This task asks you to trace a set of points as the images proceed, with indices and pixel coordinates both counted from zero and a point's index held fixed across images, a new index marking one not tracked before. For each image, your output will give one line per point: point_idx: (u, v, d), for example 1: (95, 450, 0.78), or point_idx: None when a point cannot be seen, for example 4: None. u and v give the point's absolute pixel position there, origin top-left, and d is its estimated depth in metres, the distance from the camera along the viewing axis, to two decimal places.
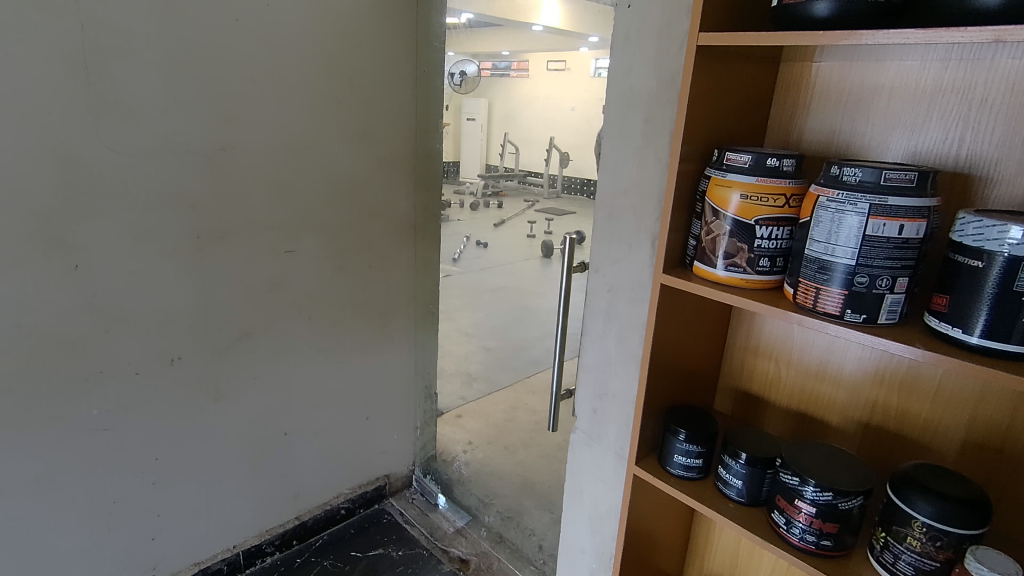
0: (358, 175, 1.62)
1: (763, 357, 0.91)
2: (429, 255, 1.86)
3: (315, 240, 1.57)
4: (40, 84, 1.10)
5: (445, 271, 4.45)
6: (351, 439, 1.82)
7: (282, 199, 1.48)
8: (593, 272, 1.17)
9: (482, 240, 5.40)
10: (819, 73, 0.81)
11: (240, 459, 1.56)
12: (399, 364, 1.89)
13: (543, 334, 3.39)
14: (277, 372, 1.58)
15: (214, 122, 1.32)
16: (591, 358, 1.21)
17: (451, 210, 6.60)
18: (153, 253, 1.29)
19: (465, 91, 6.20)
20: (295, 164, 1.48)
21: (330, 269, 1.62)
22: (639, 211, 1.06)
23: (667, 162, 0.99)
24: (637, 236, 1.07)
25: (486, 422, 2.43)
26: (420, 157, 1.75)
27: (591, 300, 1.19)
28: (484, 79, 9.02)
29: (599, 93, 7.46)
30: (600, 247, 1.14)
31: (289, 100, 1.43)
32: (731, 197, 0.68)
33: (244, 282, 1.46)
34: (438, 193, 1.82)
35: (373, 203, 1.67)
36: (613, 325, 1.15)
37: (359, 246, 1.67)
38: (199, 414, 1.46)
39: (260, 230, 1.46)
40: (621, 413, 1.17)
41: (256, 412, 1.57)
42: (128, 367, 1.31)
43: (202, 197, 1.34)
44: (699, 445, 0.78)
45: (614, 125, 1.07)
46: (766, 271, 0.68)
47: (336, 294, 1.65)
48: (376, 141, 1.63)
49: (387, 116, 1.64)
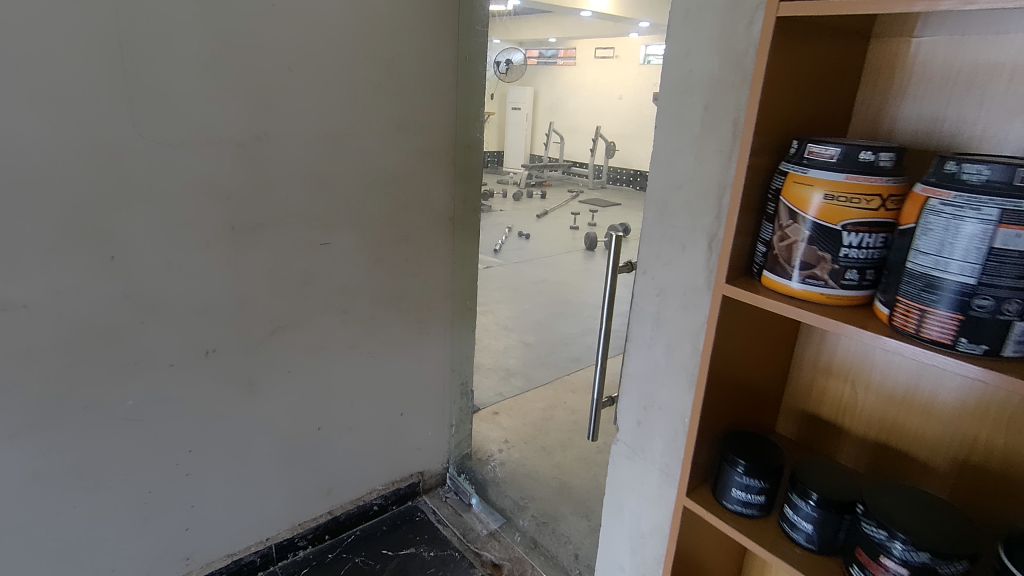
0: (395, 166, 1.56)
1: (837, 378, 0.80)
2: (468, 249, 1.79)
3: (350, 233, 1.53)
4: (75, 72, 1.08)
5: (486, 262, 4.39)
6: (384, 435, 1.79)
7: (318, 190, 1.44)
8: (641, 273, 1.07)
9: (524, 231, 5.31)
10: (919, 50, 0.69)
11: (273, 453, 1.55)
12: (434, 361, 1.84)
13: (584, 330, 3.29)
14: (312, 365, 1.55)
15: (249, 111, 1.29)
16: (637, 367, 1.12)
17: (494, 200, 6.52)
18: (187, 244, 1.27)
19: (510, 79, 6.12)
20: (331, 154, 1.44)
21: (365, 263, 1.58)
22: (696, 208, 0.95)
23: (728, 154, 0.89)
24: (692, 236, 0.97)
25: (523, 420, 2.36)
26: (460, 148, 1.68)
27: (636, 304, 1.10)
28: (530, 68, 8.89)
29: (648, 80, 7.22)
30: (649, 247, 1.05)
31: (326, 88, 1.39)
32: (812, 197, 0.58)
33: (279, 275, 1.43)
34: (477, 184, 1.75)
35: (410, 197, 1.61)
36: (661, 332, 1.06)
37: (397, 238, 1.62)
38: (233, 407, 1.44)
39: (295, 222, 1.43)
40: (669, 427, 1.08)
41: (290, 407, 1.55)
42: (163, 358, 1.30)
43: (237, 188, 1.31)
44: (761, 479, 0.69)
45: (667, 114, 0.97)
46: (853, 286, 0.58)
47: (371, 289, 1.61)
48: (415, 130, 1.57)
49: (426, 105, 1.57)
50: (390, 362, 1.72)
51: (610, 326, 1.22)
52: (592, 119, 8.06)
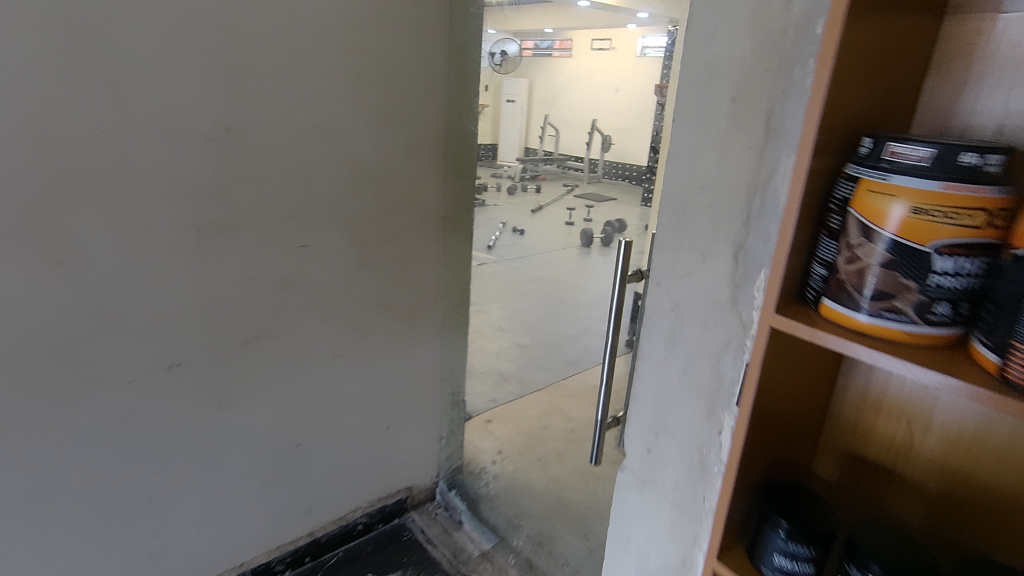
0: (381, 161, 1.43)
1: (888, 416, 0.71)
2: (460, 250, 1.67)
3: (332, 234, 1.40)
4: (12, 51, 0.94)
5: (479, 259, 4.26)
6: (370, 450, 1.67)
7: (297, 187, 1.31)
8: (654, 285, 0.95)
9: (518, 227, 5.18)
10: (1005, 29, 0.58)
11: (247, 473, 1.43)
12: (424, 370, 1.72)
13: (581, 331, 3.18)
14: (290, 378, 1.43)
15: (218, 99, 1.15)
16: (648, 389, 1.00)
17: (488, 194, 6.38)
18: (147, 247, 1.14)
19: (505, 70, 5.97)
20: (310, 147, 1.31)
21: (349, 266, 1.45)
22: (720, 213, 0.84)
23: (761, 152, 0.77)
24: (715, 245, 0.85)
25: (517, 428, 2.25)
26: (452, 142, 1.55)
27: (648, 320, 0.98)
28: (525, 59, 8.73)
29: (645, 73, 7.09)
30: (664, 256, 0.93)
31: (305, 74, 1.25)
32: (892, 209, 0.47)
33: (253, 281, 1.30)
34: (471, 181, 1.62)
35: (398, 195, 1.48)
36: (676, 352, 0.94)
37: (384, 240, 1.50)
38: (202, 425, 1.32)
39: (271, 222, 1.29)
40: (684, 457, 0.97)
41: (266, 423, 1.42)
42: (120, 374, 1.17)
43: (205, 185, 1.18)
44: (810, 547, 0.57)
45: (687, 105, 0.85)
46: (942, 322, 0.47)
47: (355, 294, 1.48)
48: (404, 122, 1.44)
49: (416, 95, 1.44)
50: (376, 372, 1.60)
51: (617, 341, 1.10)
52: (588, 112, 7.91)
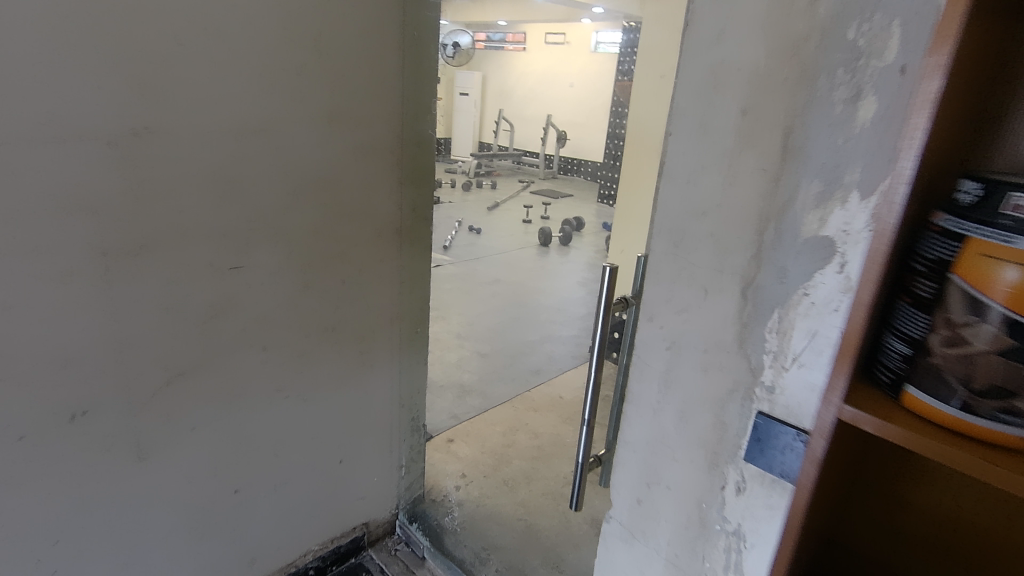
0: (328, 169, 1.26)
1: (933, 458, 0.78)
2: (418, 265, 1.52)
3: (270, 253, 1.22)
4: None
5: (435, 260, 4.08)
6: (321, 488, 1.51)
7: (227, 201, 1.13)
8: (646, 320, 0.84)
9: (475, 225, 5.03)
10: None
11: (175, 529, 1.25)
12: (381, 396, 1.57)
13: (543, 337, 3.07)
14: (225, 417, 1.25)
15: (125, 99, 0.96)
16: (638, 434, 0.89)
17: (443, 191, 6.19)
18: (39, 278, 0.95)
19: (458, 63, 5.78)
20: (243, 154, 1.13)
21: (292, 288, 1.28)
22: (725, 243, 0.73)
23: (775, 175, 0.66)
24: (719, 279, 0.74)
25: (481, 448, 2.12)
26: (409, 146, 1.40)
27: (639, 358, 0.86)
28: (478, 52, 8.53)
29: (600, 68, 7.03)
30: (657, 287, 0.81)
31: (234, 70, 1.07)
32: (1003, 281, 0.48)
33: (177, 311, 1.12)
34: (429, 189, 1.47)
35: (348, 206, 1.32)
36: (672, 395, 0.83)
37: (333, 257, 1.33)
38: (118, 480, 1.13)
39: (196, 242, 1.11)
40: (679, 512, 0.86)
41: (198, 470, 1.24)
42: (9, 430, 0.98)
43: (112, 201, 0.99)
44: None
45: (687, 116, 0.73)
46: None
47: (299, 319, 1.32)
48: (353, 125, 1.28)
49: (367, 94, 1.28)
50: (327, 403, 1.44)
51: (601, 376, 0.98)
52: (543, 107, 7.80)
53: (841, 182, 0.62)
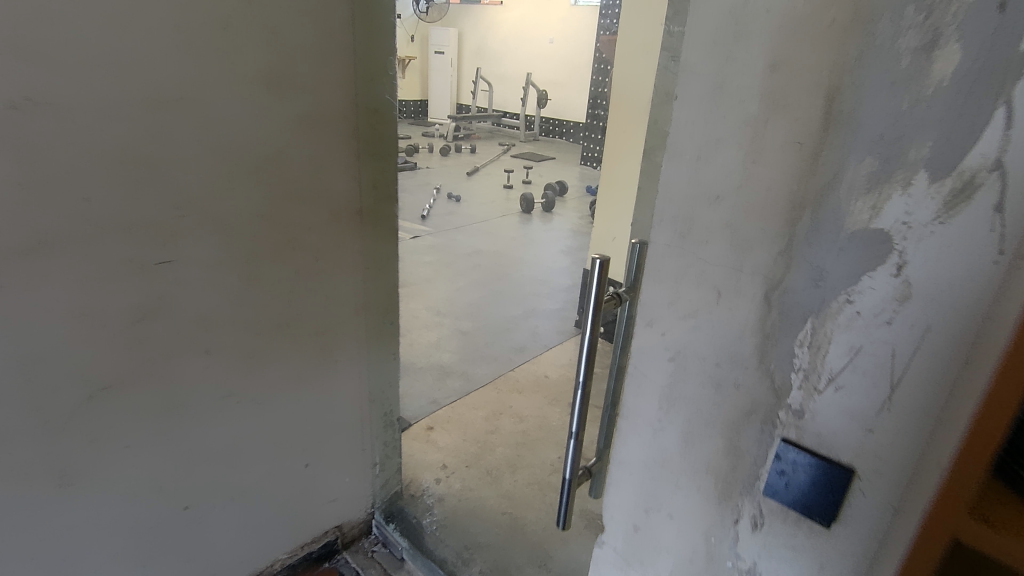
0: (271, 143, 1.09)
1: None
2: (382, 249, 1.35)
3: (205, 243, 1.05)
4: None
5: (413, 230, 3.89)
6: (286, 495, 1.38)
7: (145, 185, 0.95)
8: (644, 325, 0.70)
9: (454, 192, 4.81)
10: None
11: (116, 555, 1.11)
12: (348, 393, 1.42)
13: (527, 312, 2.93)
14: (166, 430, 1.10)
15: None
16: (634, 455, 0.77)
17: (420, 156, 5.92)
18: None
19: (432, 18, 5.44)
20: (167, 128, 0.95)
21: (235, 282, 1.12)
22: (744, 236, 0.59)
23: (812, 152, 0.52)
24: (736, 280, 0.60)
25: (462, 435, 2.00)
26: (366, 113, 1.21)
27: (636, 369, 0.73)
28: (453, 6, 8.09)
29: (581, 23, 6.70)
30: (658, 287, 0.67)
31: (143, 24, 0.88)
32: None
33: (94, 316, 0.95)
34: (393, 162, 1.30)
35: (297, 186, 1.15)
36: (676, 414, 0.70)
37: (281, 245, 1.16)
38: (39, 510, 0.98)
39: (111, 235, 0.94)
40: (682, 543, 0.75)
41: (137, 490, 1.10)
42: None
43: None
44: None
45: (697, 75, 0.58)
46: None
47: (245, 316, 1.15)
48: (296, 89, 1.09)
49: (315, 55, 1.09)
50: (286, 405, 1.29)
51: (590, 384, 0.84)
52: (522, 65, 7.46)
53: (903, 159, 0.47)
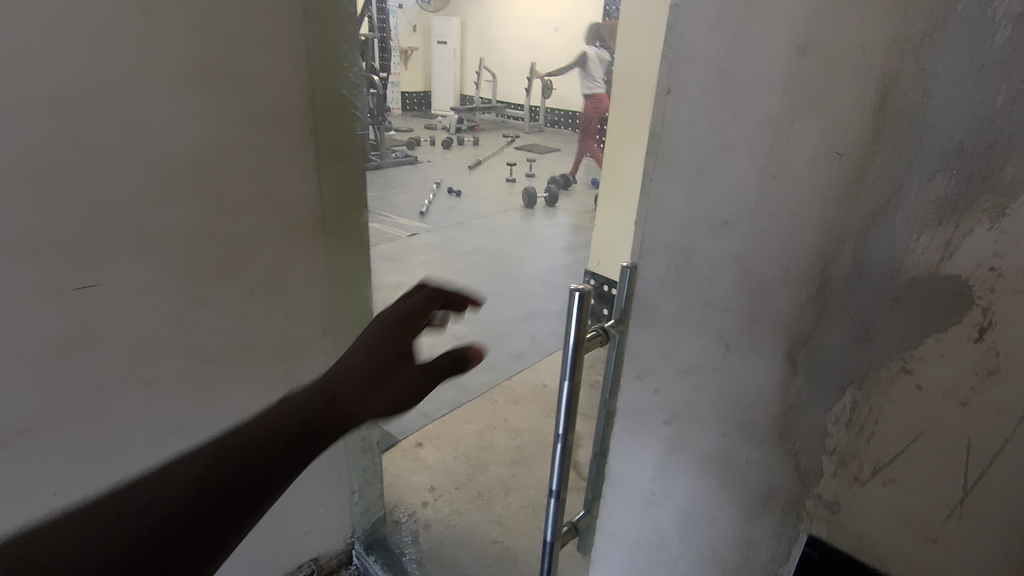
0: (203, 148, 0.82)
1: None
2: (358, 268, 1.09)
3: (128, 265, 0.80)
4: None
5: (410, 228, 3.74)
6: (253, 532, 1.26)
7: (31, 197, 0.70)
8: (634, 378, 0.56)
9: (454, 186, 4.65)
10: None
11: None
12: None
13: (526, 314, 2.79)
14: None
15: None
16: (622, 527, 0.63)
17: (420, 149, 5.75)
18: None
19: (431, 7, 5.25)
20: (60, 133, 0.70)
21: (173, 309, 0.87)
22: (760, 275, 0.44)
23: (856, 165, 0.38)
24: (749, 331, 0.46)
25: (453, 453, 1.87)
26: (323, 91, 0.92)
27: (625, 430, 0.59)
28: None
29: (586, 9, 6.48)
30: (651, 333, 0.53)
31: None
32: None
33: None
34: (360, 153, 1.01)
35: (242, 199, 0.89)
36: (674, 489, 0.56)
37: (228, 262, 0.91)
38: None
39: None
40: None
41: None
42: None
43: None
44: None
45: (700, 61, 0.43)
46: None
47: (192, 347, 0.92)
48: (234, 60, 0.81)
49: (255, 32, 0.82)
50: None
51: (571, 442, 0.66)
52: (526, 53, 7.26)
53: (990, 180, 0.33)
